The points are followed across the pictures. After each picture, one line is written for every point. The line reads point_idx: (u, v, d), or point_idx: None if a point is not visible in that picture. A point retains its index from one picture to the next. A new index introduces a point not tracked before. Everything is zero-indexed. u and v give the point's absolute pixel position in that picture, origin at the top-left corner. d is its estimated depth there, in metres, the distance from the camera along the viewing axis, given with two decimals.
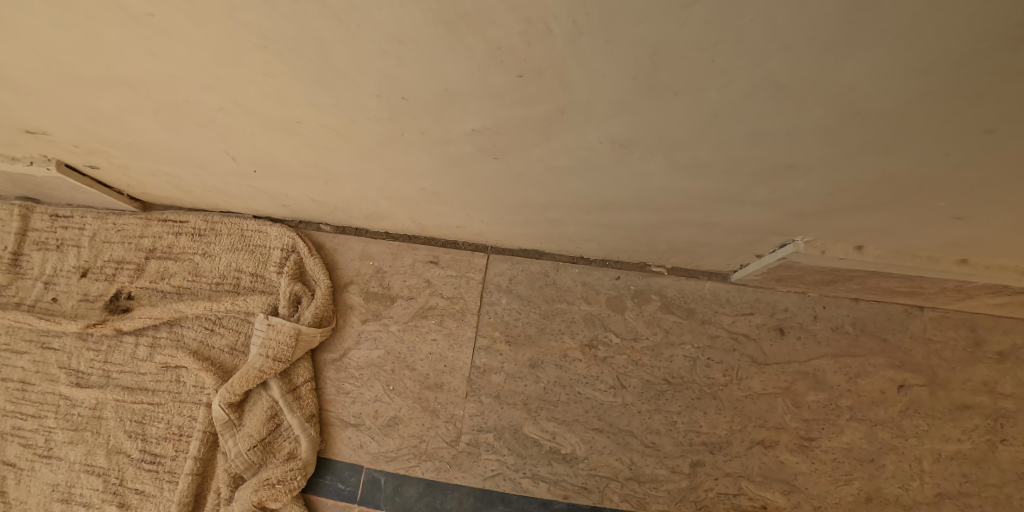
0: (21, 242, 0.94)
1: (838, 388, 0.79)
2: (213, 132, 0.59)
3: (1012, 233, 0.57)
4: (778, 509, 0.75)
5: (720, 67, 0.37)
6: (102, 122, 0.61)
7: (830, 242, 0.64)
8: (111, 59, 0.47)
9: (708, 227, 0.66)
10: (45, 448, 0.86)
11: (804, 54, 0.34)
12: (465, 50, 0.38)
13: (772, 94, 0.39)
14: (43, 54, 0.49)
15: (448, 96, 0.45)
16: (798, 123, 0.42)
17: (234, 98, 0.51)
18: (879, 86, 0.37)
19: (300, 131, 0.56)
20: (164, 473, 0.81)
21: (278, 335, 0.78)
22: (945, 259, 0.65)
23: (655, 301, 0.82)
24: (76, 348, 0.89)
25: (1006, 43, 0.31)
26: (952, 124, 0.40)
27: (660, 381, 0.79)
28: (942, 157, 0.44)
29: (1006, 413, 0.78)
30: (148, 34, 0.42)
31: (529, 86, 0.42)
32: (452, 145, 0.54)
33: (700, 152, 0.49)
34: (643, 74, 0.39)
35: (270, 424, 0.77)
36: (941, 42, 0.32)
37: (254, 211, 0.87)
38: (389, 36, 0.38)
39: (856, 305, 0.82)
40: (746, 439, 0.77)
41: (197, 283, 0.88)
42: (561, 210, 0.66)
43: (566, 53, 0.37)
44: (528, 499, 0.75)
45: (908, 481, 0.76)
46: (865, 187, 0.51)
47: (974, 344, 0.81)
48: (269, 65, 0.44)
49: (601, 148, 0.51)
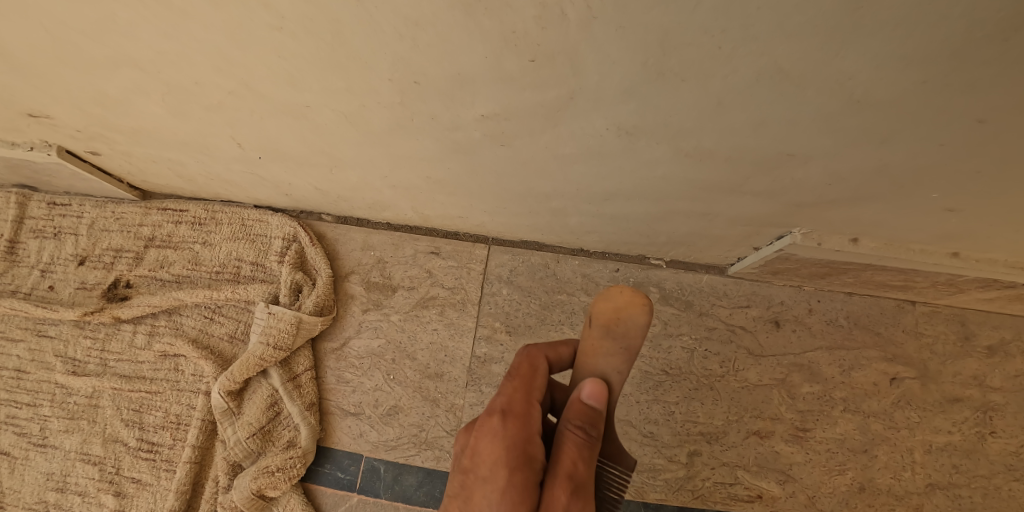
0: (18, 229, 0.93)
1: (832, 380, 0.81)
2: (222, 117, 0.59)
3: (1001, 226, 0.58)
4: (773, 498, 0.76)
5: (726, 54, 0.38)
6: (110, 105, 0.61)
7: (826, 234, 0.66)
8: (124, 40, 0.48)
9: (707, 218, 0.67)
10: (40, 437, 0.85)
11: (807, 43, 0.35)
12: (480, 32, 0.39)
13: (776, 83, 0.40)
14: (56, 34, 0.49)
15: (459, 80, 0.46)
16: (799, 111, 0.43)
17: (245, 80, 0.51)
18: (879, 76, 0.38)
19: (308, 116, 0.56)
20: (161, 462, 0.81)
21: (279, 324, 0.78)
22: (937, 252, 0.67)
23: (654, 293, 0.83)
24: (72, 336, 0.89)
25: (1001, 33, 0.32)
26: (946, 113, 0.41)
27: (658, 372, 0.80)
28: (937, 147, 0.45)
29: (995, 406, 0.80)
30: (164, 14, 0.43)
31: (541, 71, 0.43)
32: (461, 132, 0.55)
33: (704, 141, 0.50)
34: (652, 60, 0.40)
35: (270, 412, 0.78)
36: (938, 32, 0.33)
37: (255, 201, 0.87)
38: (406, 18, 0.39)
39: (850, 299, 0.83)
40: (742, 429, 0.78)
41: (196, 272, 0.88)
42: (564, 200, 0.67)
43: (578, 37, 0.38)
44: None
45: (900, 472, 0.78)
46: (861, 178, 0.52)
47: (964, 338, 0.83)
48: (283, 46, 0.44)
49: (607, 136, 0.51)
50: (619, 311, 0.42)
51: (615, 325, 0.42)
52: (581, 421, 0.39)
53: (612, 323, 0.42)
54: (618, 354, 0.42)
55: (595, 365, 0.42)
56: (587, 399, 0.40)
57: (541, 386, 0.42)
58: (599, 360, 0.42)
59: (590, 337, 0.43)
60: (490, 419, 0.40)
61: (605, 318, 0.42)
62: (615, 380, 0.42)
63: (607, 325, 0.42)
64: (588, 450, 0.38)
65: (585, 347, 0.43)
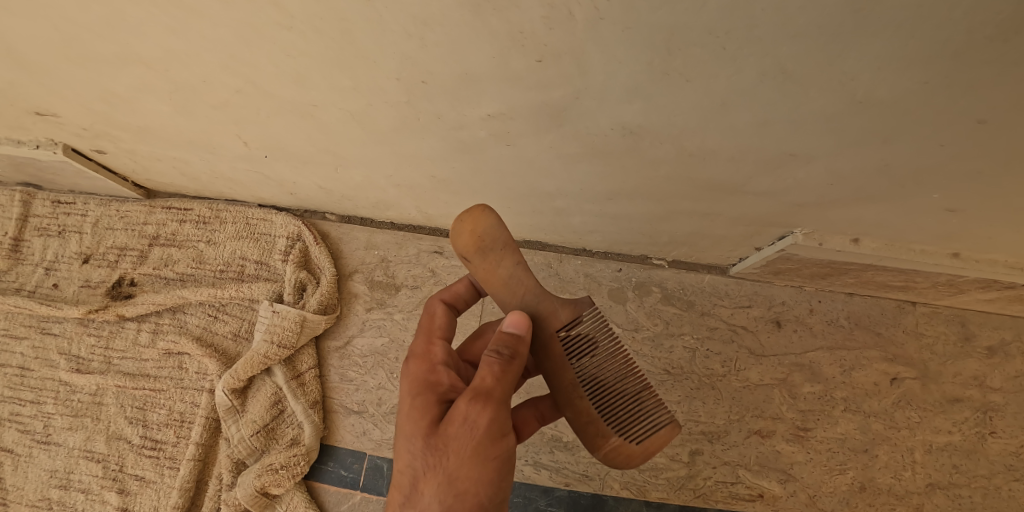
0: (22, 227, 0.94)
1: (833, 380, 0.81)
2: (229, 116, 0.60)
3: (1001, 226, 0.59)
4: (774, 498, 0.76)
5: (730, 55, 0.38)
6: (117, 104, 0.62)
7: (827, 234, 0.66)
8: (133, 38, 0.48)
9: (709, 218, 0.68)
10: (44, 434, 0.85)
11: (810, 44, 0.36)
12: (488, 32, 0.40)
13: (779, 83, 0.40)
14: (66, 33, 0.49)
15: (466, 79, 0.46)
16: (801, 111, 0.44)
17: (254, 79, 0.52)
18: (881, 76, 0.38)
19: (315, 115, 0.56)
20: (165, 460, 0.81)
21: (283, 322, 0.79)
22: (937, 253, 0.67)
23: (656, 293, 0.84)
24: (77, 334, 0.89)
25: (1001, 34, 0.33)
26: (947, 114, 0.41)
27: (660, 372, 0.81)
28: (938, 147, 0.46)
29: (995, 406, 0.81)
30: (174, 12, 0.43)
31: (547, 71, 0.43)
32: (467, 131, 0.55)
33: (708, 140, 0.50)
34: (657, 61, 0.40)
35: (273, 410, 0.78)
36: (939, 33, 0.33)
37: (260, 200, 0.88)
38: (415, 17, 0.39)
39: (850, 300, 0.84)
40: (743, 428, 0.79)
41: (201, 270, 0.89)
42: (568, 199, 0.68)
43: (584, 37, 0.39)
44: (530, 487, 0.77)
45: (901, 471, 0.78)
46: (863, 178, 0.52)
47: (964, 339, 0.83)
48: (292, 44, 0.45)
49: (612, 135, 0.52)
50: (475, 232, 0.42)
51: (483, 245, 0.42)
52: (500, 346, 0.41)
53: (478, 240, 0.42)
54: (507, 257, 0.43)
55: (498, 280, 0.44)
56: (508, 328, 0.42)
57: (440, 324, 0.51)
58: (497, 275, 0.44)
59: (474, 267, 0.43)
60: (405, 363, 0.47)
61: (469, 244, 0.42)
62: (520, 278, 0.44)
63: (477, 247, 0.42)
64: (499, 366, 0.40)
65: (478, 276, 0.44)
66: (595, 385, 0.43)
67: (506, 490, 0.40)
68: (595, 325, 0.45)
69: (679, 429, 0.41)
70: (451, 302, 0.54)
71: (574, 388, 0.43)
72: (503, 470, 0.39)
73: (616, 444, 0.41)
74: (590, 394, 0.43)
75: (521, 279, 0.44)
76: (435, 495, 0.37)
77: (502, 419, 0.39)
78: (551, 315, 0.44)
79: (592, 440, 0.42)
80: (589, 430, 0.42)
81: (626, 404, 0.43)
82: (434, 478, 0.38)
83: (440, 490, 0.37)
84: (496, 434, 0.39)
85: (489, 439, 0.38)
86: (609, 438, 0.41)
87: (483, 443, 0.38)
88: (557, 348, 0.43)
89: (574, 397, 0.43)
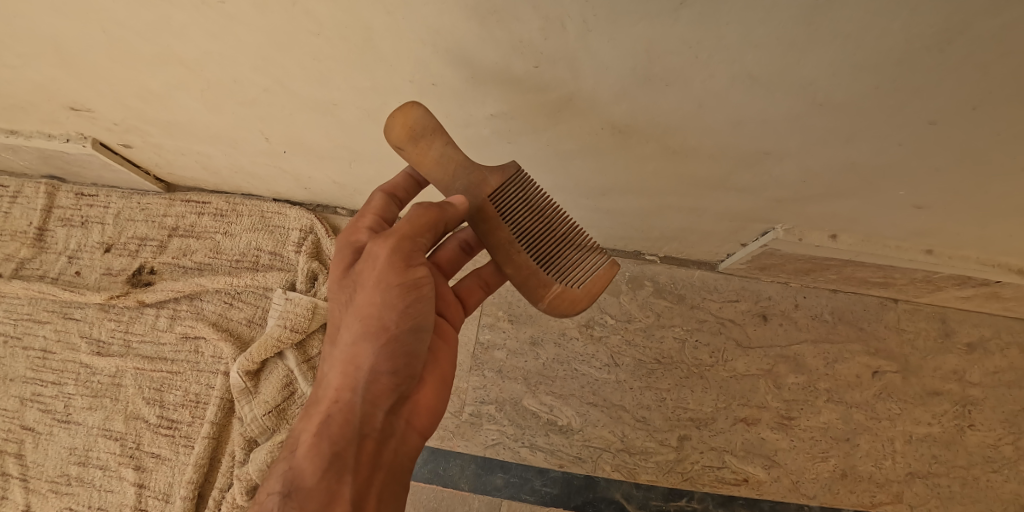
0: (47, 218, 0.99)
1: (817, 372, 0.85)
2: (255, 112, 0.65)
3: (967, 223, 0.63)
4: (759, 482, 0.80)
5: (703, 62, 0.43)
6: (151, 100, 0.67)
7: (806, 230, 0.71)
8: (173, 40, 0.54)
9: (696, 214, 0.72)
10: (65, 414, 0.90)
11: (772, 53, 0.41)
12: (491, 41, 0.45)
13: (747, 87, 0.45)
14: (111, 34, 0.55)
15: (473, 82, 0.51)
16: (771, 113, 0.48)
17: (281, 79, 0.57)
18: (837, 82, 0.43)
19: (334, 112, 0.62)
20: (180, 438, 0.86)
21: (296, 308, 0.84)
22: (912, 249, 0.71)
23: (648, 287, 0.88)
24: (98, 319, 0.94)
25: (936, 44, 0.37)
26: (902, 115, 0.46)
27: (651, 360, 0.85)
28: (897, 146, 0.50)
29: (974, 400, 0.84)
30: (214, 18, 0.49)
31: (544, 76, 0.48)
32: (472, 129, 0.60)
33: (690, 139, 0.55)
34: (639, 67, 0.45)
35: (285, 392, 0.83)
36: (880, 43, 0.38)
37: (275, 194, 0.93)
38: (430, 27, 0.44)
39: (834, 296, 0.88)
40: (730, 415, 0.82)
41: (217, 260, 0.94)
42: (564, 195, 0.73)
43: (576, 46, 0.44)
44: (526, 467, 0.81)
45: (882, 460, 0.82)
46: (833, 175, 0.57)
47: (944, 335, 0.87)
48: (319, 49, 0.50)
49: (603, 134, 0.57)
50: (406, 123, 0.49)
51: (413, 133, 0.50)
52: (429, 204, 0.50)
53: (409, 127, 0.50)
54: (435, 139, 0.50)
55: (431, 161, 0.51)
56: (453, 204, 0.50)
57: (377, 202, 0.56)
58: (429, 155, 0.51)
59: (409, 155, 0.51)
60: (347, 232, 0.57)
61: (401, 131, 0.50)
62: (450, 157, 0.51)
63: (407, 133, 0.50)
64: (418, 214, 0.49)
65: (413, 163, 0.51)
66: (529, 240, 0.52)
67: (416, 317, 0.51)
68: (523, 189, 0.53)
69: (616, 267, 0.51)
70: (392, 191, 0.58)
71: (512, 245, 0.51)
72: (409, 298, 0.50)
73: (558, 291, 0.50)
74: (527, 250, 0.52)
75: (450, 156, 0.51)
76: (352, 320, 0.50)
77: (403, 253, 0.49)
78: (482, 183, 0.52)
79: (537, 289, 0.51)
80: (532, 280, 0.51)
81: (561, 254, 0.52)
82: (353, 307, 0.50)
83: (354, 315, 0.50)
84: (396, 266, 0.49)
85: (387, 270, 0.49)
86: (552, 287, 0.50)
87: (381, 273, 0.49)
88: (491, 210, 0.52)
89: (513, 254, 0.51)
